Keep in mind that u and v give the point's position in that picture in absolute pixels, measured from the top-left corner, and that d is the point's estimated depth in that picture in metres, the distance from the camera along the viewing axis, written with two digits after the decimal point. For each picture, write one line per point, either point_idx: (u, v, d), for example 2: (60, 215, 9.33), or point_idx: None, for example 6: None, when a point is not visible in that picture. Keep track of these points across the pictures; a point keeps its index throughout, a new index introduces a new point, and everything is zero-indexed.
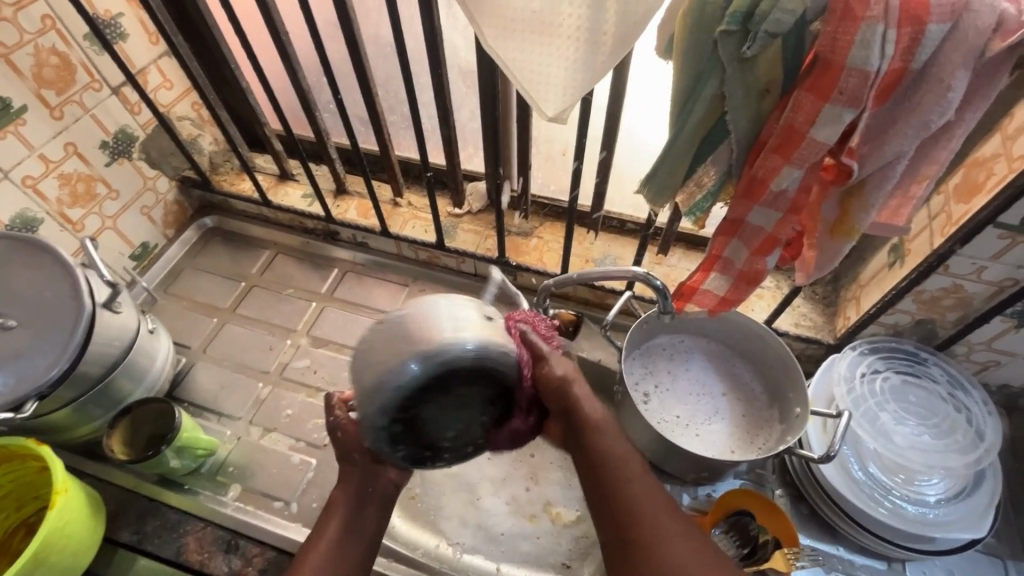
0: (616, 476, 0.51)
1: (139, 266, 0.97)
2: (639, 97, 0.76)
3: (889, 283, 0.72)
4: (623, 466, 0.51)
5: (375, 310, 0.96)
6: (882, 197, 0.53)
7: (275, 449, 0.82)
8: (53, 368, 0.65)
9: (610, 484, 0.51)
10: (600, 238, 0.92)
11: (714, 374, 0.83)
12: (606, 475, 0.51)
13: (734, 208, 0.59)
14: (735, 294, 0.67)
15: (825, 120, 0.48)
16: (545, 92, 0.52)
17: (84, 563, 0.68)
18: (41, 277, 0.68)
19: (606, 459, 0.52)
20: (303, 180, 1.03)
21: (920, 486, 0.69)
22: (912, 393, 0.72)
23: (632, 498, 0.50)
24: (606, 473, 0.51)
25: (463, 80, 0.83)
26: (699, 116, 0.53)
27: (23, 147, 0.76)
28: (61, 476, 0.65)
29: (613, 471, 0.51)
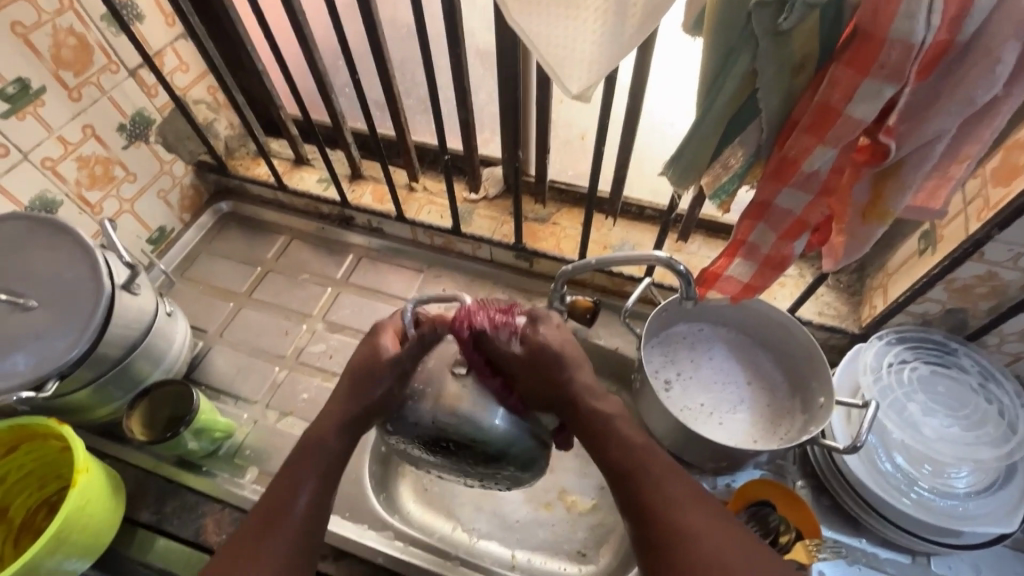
0: (636, 465, 0.57)
1: (156, 250, 0.98)
2: (663, 77, 0.74)
3: (920, 271, 0.69)
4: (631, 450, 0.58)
5: (391, 296, 0.95)
6: (920, 178, 0.51)
7: (291, 433, 0.83)
8: (73, 348, 0.65)
9: (625, 466, 0.57)
10: (618, 225, 0.91)
11: (735, 363, 0.82)
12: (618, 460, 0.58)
13: (762, 190, 0.57)
14: (759, 280, 0.65)
15: (863, 96, 0.46)
16: (570, 68, 0.50)
17: (105, 542, 0.69)
18: (61, 258, 0.69)
19: (617, 443, 0.58)
20: (318, 165, 1.03)
21: (948, 478, 0.67)
22: (942, 384, 0.70)
23: (645, 479, 0.56)
24: (618, 460, 0.58)
25: (481, 61, 0.82)
26: (729, 94, 0.51)
27: (43, 129, 0.76)
28: (82, 455, 0.66)
29: (623, 455, 0.58)
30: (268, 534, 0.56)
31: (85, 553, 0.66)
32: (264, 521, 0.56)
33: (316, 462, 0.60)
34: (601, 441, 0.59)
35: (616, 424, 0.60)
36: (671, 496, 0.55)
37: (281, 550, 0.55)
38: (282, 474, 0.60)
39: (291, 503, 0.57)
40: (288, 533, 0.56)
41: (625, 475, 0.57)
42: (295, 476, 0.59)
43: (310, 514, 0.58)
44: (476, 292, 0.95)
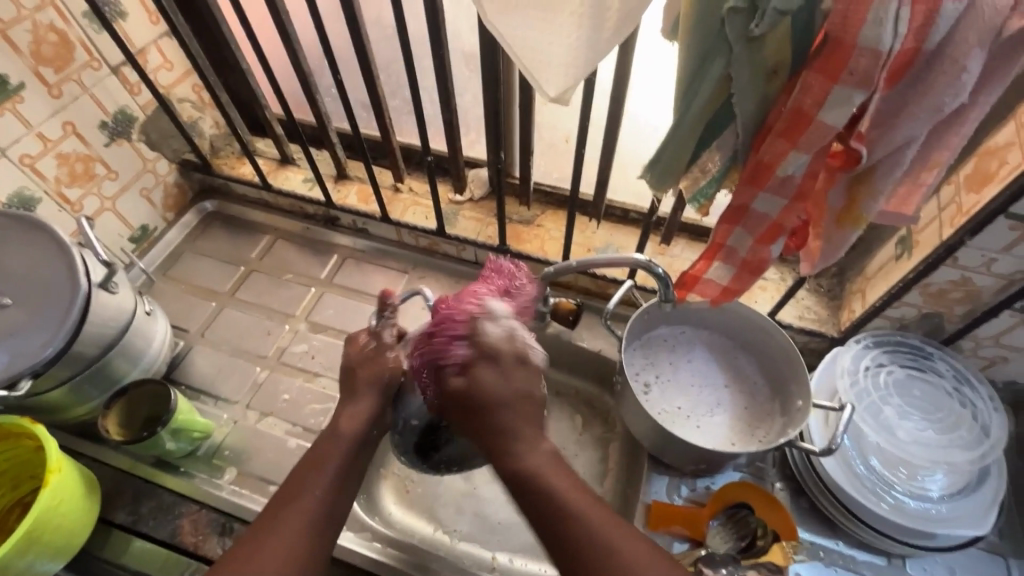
0: (557, 505, 0.51)
1: (138, 249, 0.97)
2: (645, 81, 0.74)
3: (896, 275, 0.70)
4: (546, 494, 0.52)
5: (375, 297, 0.95)
6: (891, 184, 0.52)
7: (272, 433, 0.82)
8: (47, 346, 0.65)
9: (546, 516, 0.51)
10: (602, 227, 0.91)
11: (715, 366, 0.82)
12: (538, 509, 0.52)
13: (738, 195, 0.57)
14: (738, 284, 0.66)
15: (834, 102, 0.46)
16: (546, 71, 0.51)
17: (78, 543, 0.68)
18: (37, 256, 0.68)
19: (532, 488, 0.53)
20: (303, 165, 1.03)
21: (923, 481, 0.68)
22: (917, 388, 0.71)
23: (575, 522, 0.50)
24: (536, 511, 0.52)
25: (465, 63, 0.82)
26: (705, 98, 0.52)
27: (21, 125, 0.75)
28: (56, 455, 0.65)
29: (540, 496, 0.52)
30: (293, 500, 0.56)
31: (58, 554, 0.65)
32: (292, 487, 0.58)
33: (341, 442, 0.62)
34: (518, 488, 0.54)
35: (540, 469, 0.54)
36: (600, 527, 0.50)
37: (307, 515, 0.55)
38: (311, 449, 0.62)
39: (317, 472, 0.59)
40: (314, 499, 0.57)
41: (549, 523, 0.51)
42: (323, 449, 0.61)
43: (336, 483, 0.59)
44: None
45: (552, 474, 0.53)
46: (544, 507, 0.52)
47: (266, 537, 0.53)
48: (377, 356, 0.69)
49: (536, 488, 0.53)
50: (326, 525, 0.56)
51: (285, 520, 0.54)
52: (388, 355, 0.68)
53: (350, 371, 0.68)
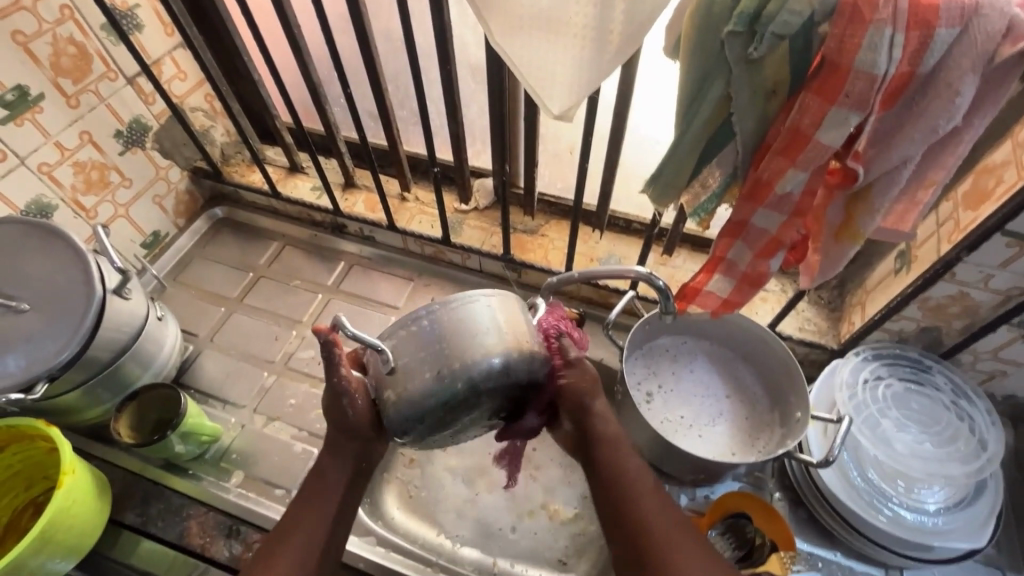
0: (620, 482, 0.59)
1: (150, 254, 0.99)
2: (648, 96, 0.76)
3: (895, 289, 0.71)
4: (621, 472, 0.59)
5: (380, 304, 0.97)
6: (888, 202, 0.53)
7: (278, 437, 0.84)
8: (63, 351, 0.66)
9: (617, 487, 0.59)
10: (605, 238, 0.92)
11: (716, 376, 0.83)
12: (607, 478, 0.59)
13: (739, 210, 0.58)
14: (738, 296, 0.67)
15: (831, 123, 0.48)
16: (551, 89, 0.52)
17: (89, 543, 0.70)
18: (55, 263, 0.70)
19: (606, 460, 0.60)
20: (312, 173, 1.04)
21: (919, 495, 0.68)
22: (915, 401, 0.72)
23: (632, 504, 0.58)
24: (605, 479, 0.60)
25: (471, 76, 0.84)
26: (706, 116, 0.53)
27: (40, 134, 0.77)
28: (69, 457, 0.67)
29: (613, 474, 0.59)
30: (299, 520, 0.59)
31: (70, 554, 0.67)
32: (301, 509, 0.60)
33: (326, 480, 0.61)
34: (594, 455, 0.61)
35: (612, 443, 0.61)
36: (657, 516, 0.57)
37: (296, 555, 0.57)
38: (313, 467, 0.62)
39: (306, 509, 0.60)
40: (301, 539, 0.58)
41: (613, 493, 0.59)
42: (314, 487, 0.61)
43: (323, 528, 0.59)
44: None
45: (622, 454, 0.60)
46: (607, 480, 0.59)
47: (280, 548, 0.57)
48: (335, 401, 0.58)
49: (602, 462, 0.60)
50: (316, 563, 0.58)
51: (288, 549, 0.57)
52: (344, 401, 0.57)
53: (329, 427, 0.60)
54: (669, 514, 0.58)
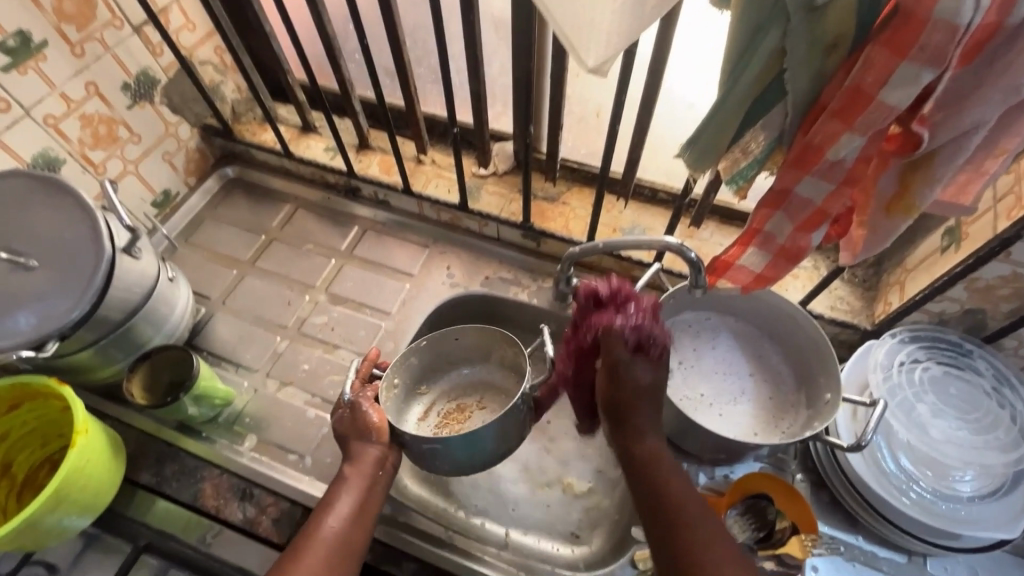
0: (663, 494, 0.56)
1: (161, 214, 0.97)
2: (685, 55, 0.70)
3: (941, 269, 0.67)
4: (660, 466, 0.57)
5: (394, 270, 0.94)
6: (951, 172, 0.49)
7: (291, 403, 0.83)
8: (73, 310, 0.65)
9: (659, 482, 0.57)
10: (629, 207, 0.88)
11: (740, 354, 0.80)
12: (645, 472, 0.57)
13: (782, 178, 0.54)
14: (772, 272, 0.63)
15: (899, 81, 0.43)
16: (587, 39, 0.47)
17: (104, 501, 0.70)
18: (63, 218, 0.68)
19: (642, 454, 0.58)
20: (326, 133, 1.01)
21: (952, 482, 0.65)
22: (953, 386, 0.68)
23: (679, 518, 0.54)
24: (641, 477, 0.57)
25: (495, 30, 0.78)
26: (755, 74, 0.48)
27: (45, 84, 0.74)
28: (82, 416, 0.66)
29: (651, 464, 0.58)
30: (306, 541, 0.58)
31: (86, 511, 0.67)
32: (309, 531, 0.59)
33: (343, 493, 0.61)
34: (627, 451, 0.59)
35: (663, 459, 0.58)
36: (699, 510, 0.55)
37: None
38: (323, 498, 0.62)
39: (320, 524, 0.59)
40: (316, 561, 0.56)
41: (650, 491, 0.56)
42: (329, 500, 0.61)
43: (338, 545, 0.58)
44: (481, 271, 0.93)
45: (672, 470, 0.58)
46: (651, 492, 0.56)
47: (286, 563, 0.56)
48: (357, 414, 0.66)
49: (651, 473, 0.57)
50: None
51: None
52: (366, 411, 0.66)
53: (346, 441, 0.66)
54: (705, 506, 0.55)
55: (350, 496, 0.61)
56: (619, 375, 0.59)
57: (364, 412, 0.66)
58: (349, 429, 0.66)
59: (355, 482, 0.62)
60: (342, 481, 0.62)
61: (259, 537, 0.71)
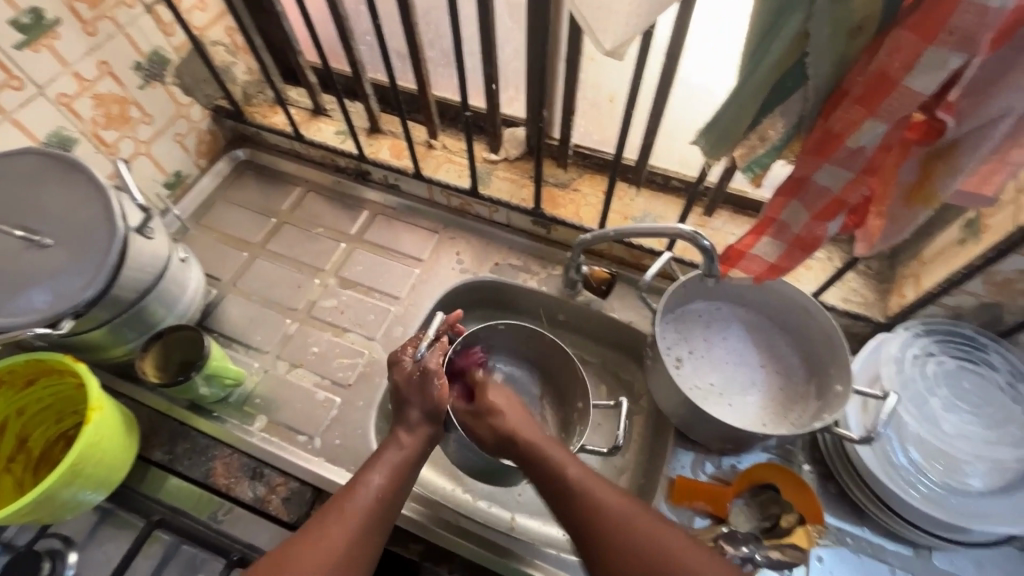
0: (589, 516, 0.58)
1: (172, 195, 0.97)
2: (703, 38, 0.69)
3: (958, 261, 0.65)
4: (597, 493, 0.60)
5: (404, 255, 0.94)
6: (976, 161, 0.47)
7: (300, 384, 0.83)
8: (88, 288, 0.65)
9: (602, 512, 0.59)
10: (641, 195, 0.88)
11: (751, 344, 0.80)
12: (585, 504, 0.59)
13: (800, 165, 0.53)
14: (786, 261, 0.62)
15: (926, 66, 0.42)
16: (604, 20, 0.46)
17: (118, 478, 0.71)
18: (77, 197, 0.68)
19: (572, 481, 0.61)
20: (336, 116, 1.00)
21: (963, 476, 0.65)
22: (967, 380, 0.68)
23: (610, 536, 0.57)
24: (583, 510, 0.59)
25: (509, 13, 0.77)
26: (776, 57, 0.47)
27: (58, 62, 0.74)
28: (96, 393, 0.67)
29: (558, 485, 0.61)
30: (348, 500, 0.60)
31: (100, 487, 0.69)
32: (349, 491, 0.61)
33: (393, 456, 0.64)
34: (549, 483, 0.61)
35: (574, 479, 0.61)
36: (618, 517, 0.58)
37: (340, 543, 0.57)
38: (369, 459, 0.64)
39: (364, 485, 0.61)
40: (352, 524, 0.58)
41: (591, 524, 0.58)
42: (376, 462, 0.63)
43: (377, 507, 0.60)
44: (491, 257, 0.93)
45: (591, 483, 0.61)
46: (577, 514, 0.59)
47: (323, 523, 0.58)
48: (425, 384, 0.66)
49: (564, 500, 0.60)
50: (355, 554, 0.58)
51: (330, 540, 0.57)
52: (434, 384, 0.66)
53: (401, 405, 0.67)
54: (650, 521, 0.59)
55: (396, 460, 0.63)
56: (481, 403, 0.69)
57: (434, 384, 0.66)
58: (412, 390, 0.66)
59: (410, 452, 0.64)
60: (395, 448, 0.64)
61: (269, 515, 0.72)
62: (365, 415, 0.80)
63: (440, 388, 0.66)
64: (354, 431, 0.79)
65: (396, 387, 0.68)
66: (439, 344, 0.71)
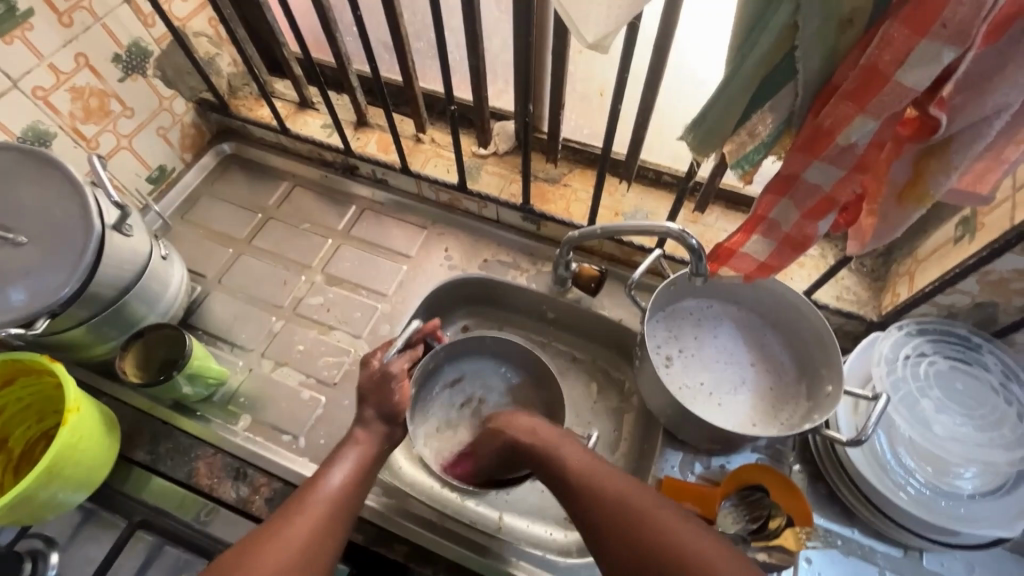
0: (615, 513, 0.57)
1: (156, 190, 0.95)
2: (694, 30, 0.67)
3: (952, 260, 0.64)
4: (631, 510, 0.56)
5: (391, 252, 0.92)
6: (970, 158, 0.46)
7: (285, 383, 0.82)
8: (63, 287, 0.64)
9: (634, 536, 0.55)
10: (632, 191, 0.86)
11: (742, 343, 0.79)
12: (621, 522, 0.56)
13: (790, 162, 0.52)
14: (777, 260, 0.61)
15: (918, 60, 0.40)
16: (586, 11, 0.43)
17: (99, 478, 0.70)
18: (51, 193, 0.67)
19: (606, 498, 0.58)
20: (323, 110, 0.98)
21: (953, 478, 0.64)
22: (959, 381, 0.67)
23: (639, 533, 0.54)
24: (620, 525, 0.56)
25: (496, 2, 0.75)
26: (765, 50, 0.46)
27: (32, 55, 0.72)
28: (74, 394, 0.66)
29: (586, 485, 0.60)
30: (309, 492, 0.60)
31: (80, 487, 0.68)
32: (308, 487, 0.61)
33: (351, 452, 0.65)
34: (583, 502, 0.60)
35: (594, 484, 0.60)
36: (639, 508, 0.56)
37: (299, 536, 0.57)
38: (327, 458, 0.65)
39: (324, 479, 0.62)
40: (314, 515, 0.58)
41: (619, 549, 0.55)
42: (335, 458, 0.64)
43: (336, 501, 0.60)
44: (479, 254, 0.91)
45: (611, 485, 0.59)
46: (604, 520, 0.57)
47: (284, 516, 0.58)
48: (385, 384, 0.68)
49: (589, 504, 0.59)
50: (314, 549, 0.57)
51: (292, 533, 0.56)
52: (393, 385, 0.68)
53: (360, 403, 0.69)
54: (719, 556, 0.52)
55: (356, 457, 0.64)
56: (507, 423, 0.70)
57: (392, 386, 0.68)
58: (372, 390, 0.68)
59: (371, 444, 0.66)
60: (352, 443, 0.65)
61: (252, 516, 0.71)
62: (351, 415, 0.79)
63: (399, 390, 0.68)
64: (339, 430, 0.78)
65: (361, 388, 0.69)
66: (407, 351, 0.73)
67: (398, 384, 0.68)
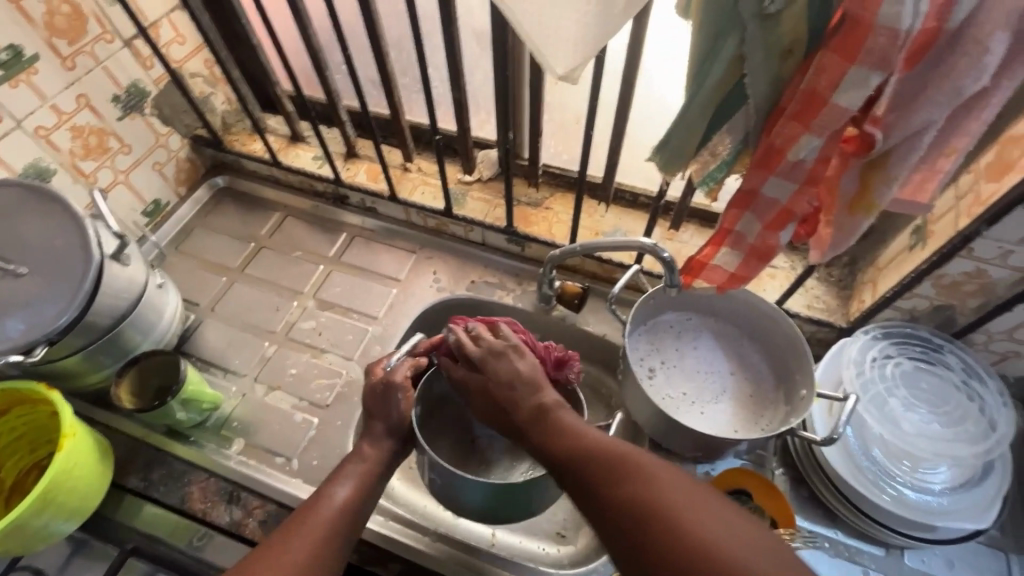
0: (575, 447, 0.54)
1: (151, 223, 0.98)
2: (658, 63, 0.73)
3: (908, 267, 0.69)
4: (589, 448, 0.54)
5: (382, 276, 0.95)
6: (906, 171, 0.51)
7: (279, 407, 0.84)
8: (61, 316, 0.66)
9: (610, 474, 0.51)
10: (610, 212, 0.91)
11: (720, 353, 0.82)
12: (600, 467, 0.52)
13: (749, 178, 0.56)
14: (745, 270, 0.64)
15: (850, 84, 0.45)
16: (554, 48, 0.48)
17: (91, 506, 0.71)
18: (53, 226, 0.69)
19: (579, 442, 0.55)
20: (314, 143, 1.03)
21: (924, 474, 0.67)
22: (923, 380, 0.70)
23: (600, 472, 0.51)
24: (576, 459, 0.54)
25: (476, 41, 0.81)
26: (717, 78, 0.51)
27: (36, 97, 0.76)
28: (70, 420, 0.67)
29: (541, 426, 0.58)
30: (314, 511, 0.60)
31: (73, 516, 0.68)
32: (317, 500, 0.61)
33: (357, 468, 0.65)
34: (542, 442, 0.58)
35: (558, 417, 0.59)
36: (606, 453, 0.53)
37: (304, 554, 0.57)
38: (333, 473, 0.65)
39: (329, 496, 0.62)
40: (320, 532, 0.59)
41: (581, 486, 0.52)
42: (339, 475, 0.64)
43: (342, 518, 0.60)
44: (467, 275, 0.95)
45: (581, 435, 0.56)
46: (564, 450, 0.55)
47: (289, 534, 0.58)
48: (389, 396, 0.68)
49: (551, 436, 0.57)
50: (323, 563, 0.57)
51: (297, 550, 0.57)
52: (398, 397, 0.68)
53: (370, 417, 0.69)
54: (715, 520, 0.45)
55: (361, 473, 0.64)
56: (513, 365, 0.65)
57: (398, 397, 0.68)
58: (376, 402, 0.69)
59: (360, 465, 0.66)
60: (359, 460, 0.66)
61: (244, 539, 0.72)
62: (343, 436, 0.81)
63: (403, 400, 0.68)
64: (331, 451, 0.79)
65: (365, 404, 0.70)
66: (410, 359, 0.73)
67: (404, 396, 0.68)
